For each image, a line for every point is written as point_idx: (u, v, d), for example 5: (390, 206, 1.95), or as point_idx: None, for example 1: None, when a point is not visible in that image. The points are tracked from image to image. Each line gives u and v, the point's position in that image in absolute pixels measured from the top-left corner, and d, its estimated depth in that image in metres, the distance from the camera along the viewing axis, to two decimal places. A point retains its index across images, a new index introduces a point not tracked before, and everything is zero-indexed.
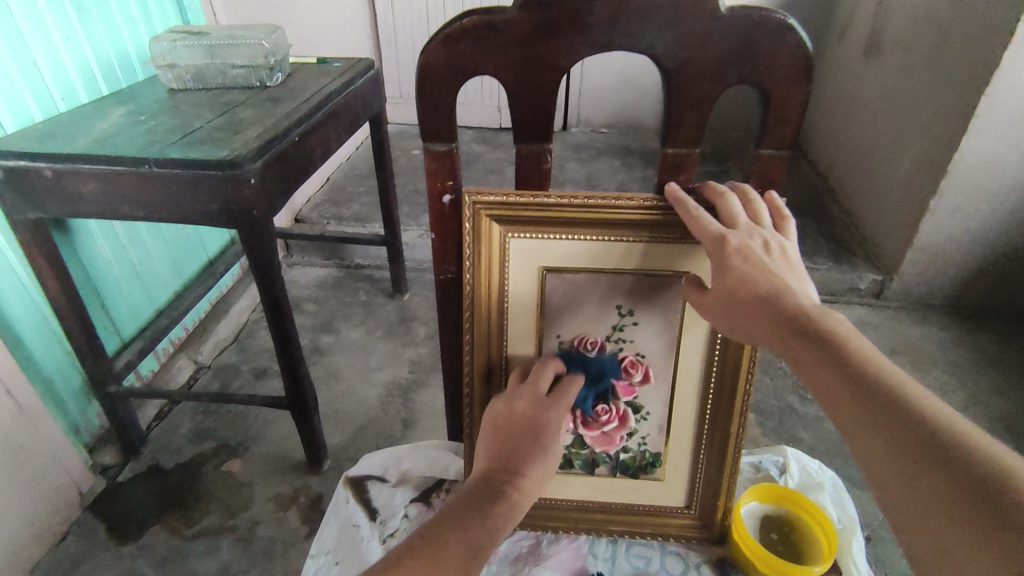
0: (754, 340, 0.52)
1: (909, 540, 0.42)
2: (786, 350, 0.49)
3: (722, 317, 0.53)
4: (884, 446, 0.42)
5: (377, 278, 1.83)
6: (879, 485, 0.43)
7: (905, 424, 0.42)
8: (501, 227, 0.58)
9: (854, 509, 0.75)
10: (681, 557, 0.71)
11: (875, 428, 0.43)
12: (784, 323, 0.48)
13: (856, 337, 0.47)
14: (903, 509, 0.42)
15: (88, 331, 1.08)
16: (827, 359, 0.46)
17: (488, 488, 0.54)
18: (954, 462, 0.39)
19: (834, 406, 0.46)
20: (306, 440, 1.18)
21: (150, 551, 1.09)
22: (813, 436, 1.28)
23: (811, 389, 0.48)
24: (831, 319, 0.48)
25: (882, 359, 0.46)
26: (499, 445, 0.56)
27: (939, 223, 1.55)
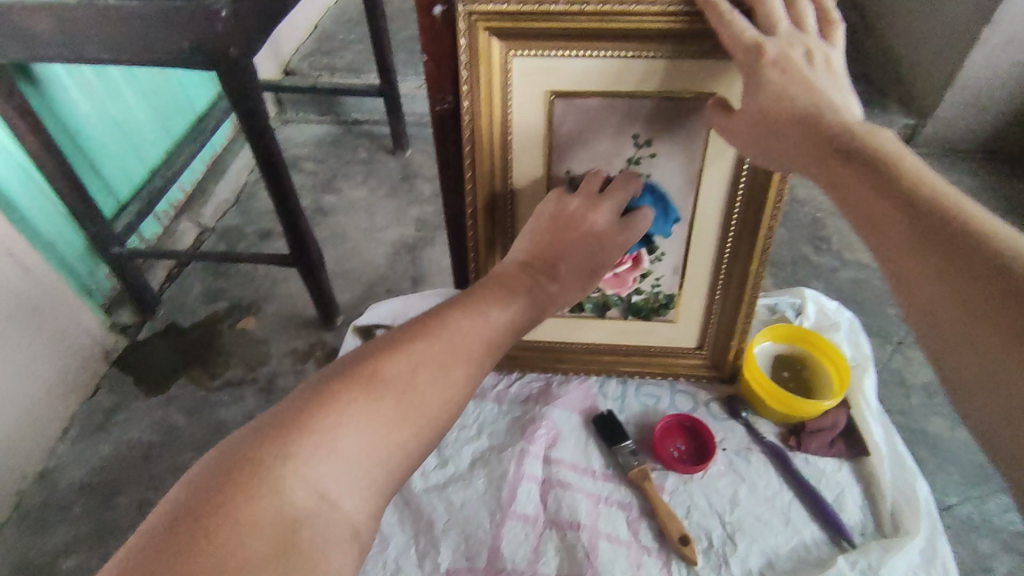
0: (786, 167, 0.47)
1: (948, 364, 0.39)
2: (822, 174, 0.44)
3: (753, 143, 0.48)
4: (923, 265, 0.39)
5: (377, 134, 1.73)
6: (919, 313, 0.40)
7: (953, 240, 0.38)
8: (502, 44, 0.51)
9: (869, 348, 0.75)
10: (691, 395, 0.72)
11: (917, 248, 0.39)
12: (825, 143, 0.43)
13: (905, 153, 0.42)
14: (943, 336, 0.39)
15: (80, 192, 1.04)
16: (868, 177, 0.41)
17: (523, 279, 0.52)
18: (1006, 276, 0.35)
19: (870, 231, 0.42)
20: (317, 298, 1.18)
21: (179, 402, 1.14)
22: (826, 285, 1.27)
23: (848, 217, 0.44)
24: (878, 137, 0.42)
25: (933, 178, 0.41)
26: (544, 237, 0.54)
27: (988, 56, 1.41)
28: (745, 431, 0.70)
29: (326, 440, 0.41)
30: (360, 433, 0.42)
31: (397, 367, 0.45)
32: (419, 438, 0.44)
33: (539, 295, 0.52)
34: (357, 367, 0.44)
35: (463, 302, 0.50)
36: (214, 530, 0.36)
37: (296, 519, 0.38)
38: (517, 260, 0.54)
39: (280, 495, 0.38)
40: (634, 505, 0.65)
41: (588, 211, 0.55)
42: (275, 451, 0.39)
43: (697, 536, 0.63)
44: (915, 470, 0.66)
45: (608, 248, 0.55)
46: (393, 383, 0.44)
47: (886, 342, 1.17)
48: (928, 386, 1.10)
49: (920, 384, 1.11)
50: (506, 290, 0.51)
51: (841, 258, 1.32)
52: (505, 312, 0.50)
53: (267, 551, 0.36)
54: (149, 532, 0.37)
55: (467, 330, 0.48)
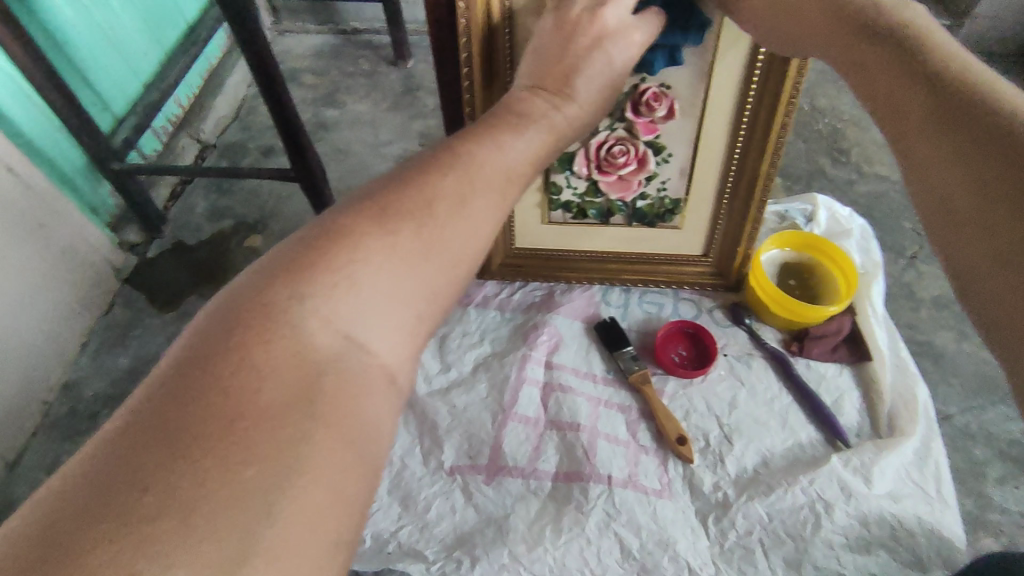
0: (807, 52, 0.45)
1: (953, 246, 0.35)
2: (842, 55, 0.41)
3: (772, 26, 0.45)
4: (937, 140, 0.35)
5: (377, 43, 1.65)
6: (927, 193, 0.37)
7: (968, 108, 0.34)
8: None
9: (879, 255, 0.74)
10: (695, 303, 0.72)
11: (931, 122, 0.36)
12: (843, 15, 0.40)
13: (934, 27, 0.38)
14: (949, 214, 0.35)
15: (73, 104, 1.01)
16: (886, 51, 0.38)
17: (535, 103, 0.46)
18: (1020, 143, 0.32)
19: (885, 115, 0.39)
20: (321, 214, 1.17)
21: (192, 317, 1.16)
22: (842, 199, 1.23)
23: (865, 101, 0.41)
24: (904, 10, 0.39)
25: (962, 52, 0.37)
26: (548, 59, 0.48)
27: None
28: (747, 337, 0.70)
29: (341, 277, 0.38)
30: (376, 273, 0.38)
31: (405, 201, 0.41)
32: (443, 270, 0.41)
33: (555, 118, 0.46)
34: (365, 203, 0.41)
35: (476, 134, 0.45)
36: (228, 372, 0.34)
37: (318, 364, 0.36)
38: (524, 85, 0.48)
39: (296, 332, 0.36)
40: (633, 408, 0.67)
41: (595, 14, 0.47)
42: (287, 293, 0.37)
43: (693, 437, 0.65)
44: (917, 375, 0.67)
45: (620, 54, 0.48)
46: (407, 216, 0.40)
47: (900, 256, 1.15)
48: (940, 300, 1.09)
49: (931, 298, 1.10)
50: (519, 116, 0.46)
51: (859, 170, 1.27)
52: (521, 141, 0.45)
53: (290, 393, 0.34)
54: (162, 376, 0.34)
55: (484, 161, 0.43)
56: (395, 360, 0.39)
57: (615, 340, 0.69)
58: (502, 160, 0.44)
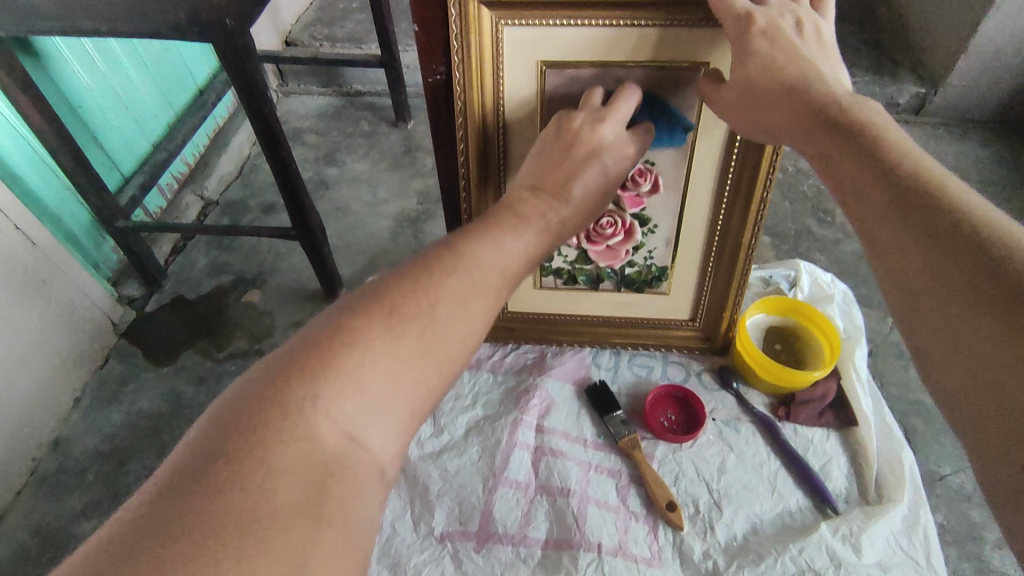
0: (777, 140, 0.48)
1: (925, 339, 0.39)
2: (813, 152, 0.44)
3: (742, 115, 0.48)
4: (905, 241, 0.39)
5: (378, 106, 1.72)
6: (897, 286, 0.40)
7: (930, 214, 0.37)
8: (493, 14, 0.51)
9: (862, 320, 0.75)
10: (683, 366, 0.73)
11: (899, 223, 0.39)
12: (810, 114, 0.43)
13: (893, 129, 0.42)
14: (920, 310, 0.39)
15: (83, 165, 1.05)
16: (854, 152, 0.41)
17: (536, 205, 0.49)
18: (984, 256, 0.35)
19: (856, 207, 0.42)
20: (319, 271, 1.19)
21: (187, 373, 1.17)
22: (829, 259, 1.26)
23: (834, 191, 0.44)
24: (865, 110, 0.43)
25: (921, 153, 0.41)
26: (550, 160, 0.52)
27: (1001, 22, 1.37)
28: (736, 401, 0.71)
29: (351, 380, 0.39)
30: (382, 368, 0.40)
31: (418, 304, 0.42)
32: (439, 369, 0.42)
33: (555, 216, 0.49)
34: (371, 301, 0.41)
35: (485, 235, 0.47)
36: (234, 484, 0.34)
37: (325, 464, 0.37)
38: (526, 185, 0.51)
39: (310, 439, 0.37)
40: (624, 472, 0.67)
41: (593, 125, 0.51)
42: (298, 394, 0.38)
43: (683, 501, 0.65)
44: (902, 441, 0.68)
45: (615, 162, 0.52)
46: (410, 317, 0.42)
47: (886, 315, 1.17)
48: None
49: None
50: (520, 217, 0.49)
51: (844, 231, 1.31)
52: (523, 242, 0.48)
53: (299, 493, 0.35)
54: (166, 485, 0.34)
55: (483, 260, 0.46)
56: (388, 456, 0.41)
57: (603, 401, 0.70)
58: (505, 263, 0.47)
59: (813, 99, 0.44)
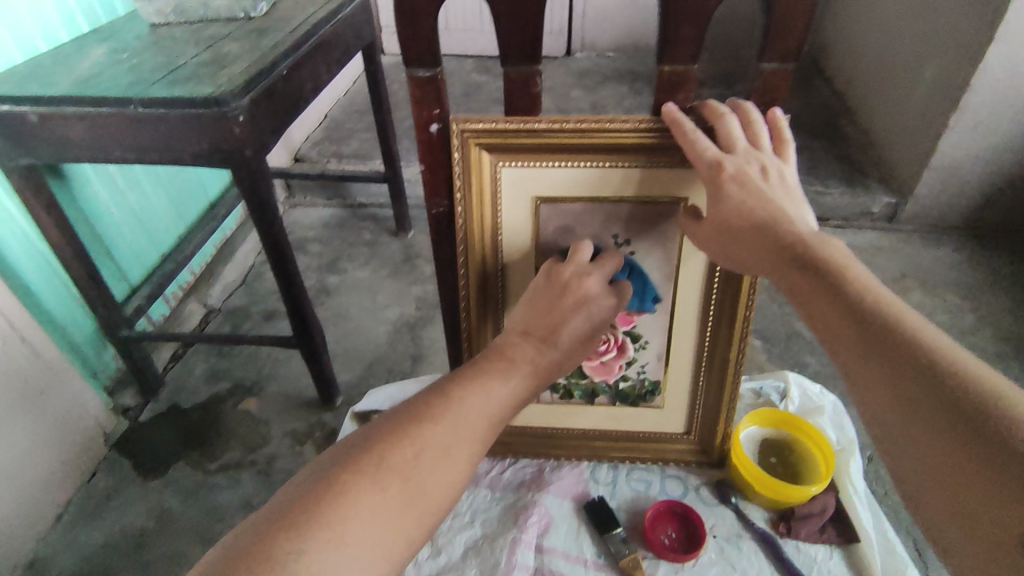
0: (752, 271, 0.52)
1: (900, 463, 0.42)
2: (785, 283, 0.49)
3: (719, 248, 0.53)
4: (878, 375, 0.42)
5: (380, 216, 1.81)
6: (871, 411, 0.44)
7: (899, 351, 0.42)
8: (491, 156, 0.56)
9: (853, 431, 0.76)
10: (681, 480, 0.73)
11: (872, 358, 0.43)
12: (781, 251, 0.48)
13: (854, 266, 0.46)
14: (893, 436, 0.42)
15: (95, 277, 1.09)
16: (824, 289, 0.46)
17: (525, 347, 0.53)
18: (948, 392, 0.39)
19: (830, 338, 0.46)
20: (317, 378, 1.20)
21: (176, 485, 1.14)
22: (820, 362, 1.28)
23: (807, 319, 0.48)
24: (828, 248, 0.47)
25: (881, 288, 0.45)
26: (537, 308, 0.56)
27: (958, 140, 1.49)
28: (736, 517, 0.69)
29: (336, 532, 0.41)
30: (371, 512, 0.42)
31: (400, 454, 0.45)
32: (422, 520, 0.44)
33: (542, 362, 0.53)
34: (361, 456, 0.45)
35: (467, 380, 0.51)
36: None
37: None
38: (517, 330, 0.55)
39: None
40: None
41: (569, 271, 0.56)
42: (286, 547, 0.39)
43: None
44: (906, 559, 0.66)
45: (599, 310, 0.56)
46: (395, 468, 0.45)
47: None
48: None
49: None
50: (508, 361, 0.53)
51: None
52: (507, 387, 0.51)
53: None
54: None
55: (470, 408, 0.49)
56: None
57: (601, 519, 0.69)
58: (484, 409, 0.50)
59: (783, 240, 0.48)
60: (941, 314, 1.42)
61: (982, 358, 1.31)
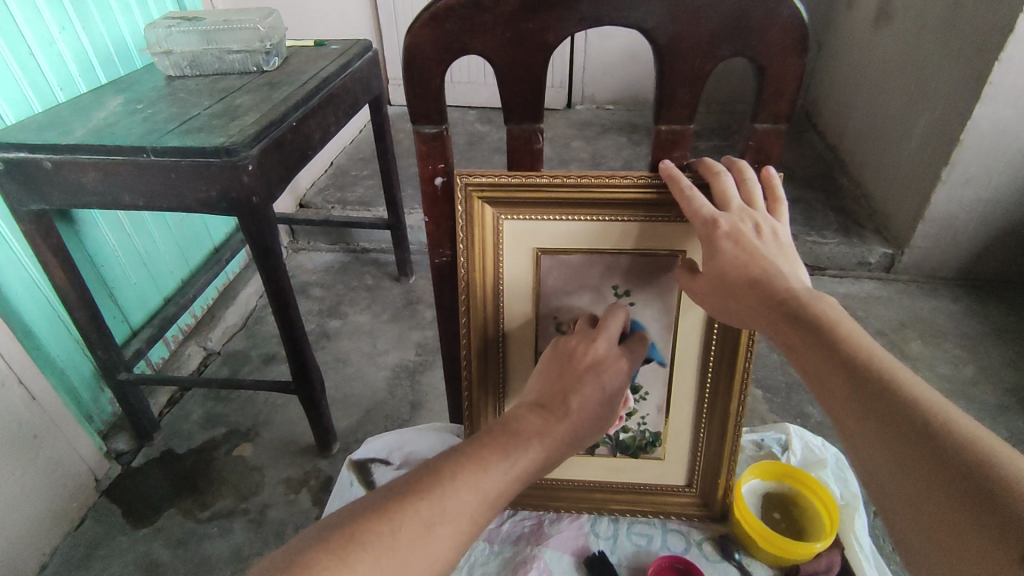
0: (749, 325, 0.53)
1: (900, 522, 0.42)
2: (780, 339, 0.49)
3: (715, 301, 0.54)
4: (874, 432, 0.42)
5: (382, 261, 1.83)
6: (869, 469, 0.44)
7: (893, 409, 0.42)
8: (494, 209, 0.58)
9: (858, 487, 0.75)
10: (683, 535, 0.71)
11: (867, 416, 0.43)
12: (774, 307, 0.48)
13: (847, 322, 0.47)
14: (892, 494, 0.42)
15: (97, 321, 1.09)
16: (818, 346, 0.46)
17: (530, 421, 0.52)
18: (942, 454, 0.39)
19: (826, 394, 0.46)
20: (314, 425, 1.19)
21: (166, 534, 1.11)
22: (822, 412, 1.27)
23: (803, 374, 0.48)
24: (822, 303, 0.48)
25: (874, 345, 0.45)
26: (554, 376, 0.56)
27: (951, 193, 1.52)
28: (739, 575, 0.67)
29: None
30: None
31: (394, 531, 0.44)
32: None
33: (548, 435, 0.51)
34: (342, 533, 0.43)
35: (465, 456, 0.49)
36: None
37: None
38: (528, 401, 0.55)
39: None
40: None
41: (589, 345, 0.57)
42: None
43: None
44: None
45: (610, 377, 0.56)
46: (371, 545, 0.43)
47: None
48: None
49: None
50: (512, 435, 0.51)
51: None
52: (506, 464, 0.49)
53: None
54: None
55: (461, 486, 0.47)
56: None
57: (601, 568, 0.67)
58: (478, 489, 0.47)
59: (776, 296, 0.49)
60: (942, 365, 1.41)
61: (985, 411, 1.29)
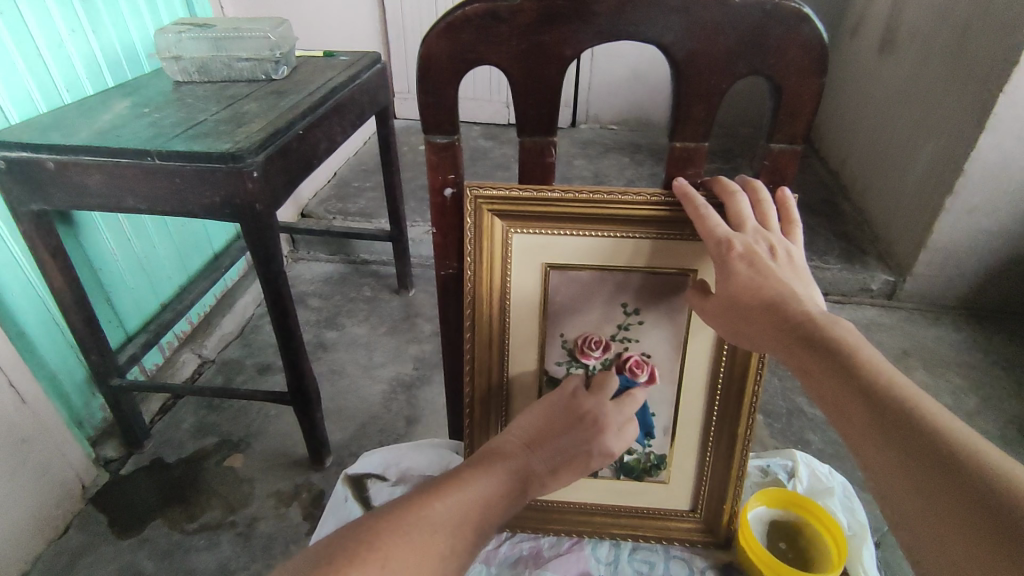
0: (762, 349, 0.52)
1: (920, 556, 0.41)
2: (795, 363, 0.48)
3: (727, 324, 0.53)
4: (894, 459, 0.42)
5: (382, 274, 1.82)
6: (889, 500, 0.43)
7: (913, 436, 0.41)
8: (503, 222, 0.57)
9: (865, 516, 0.73)
10: (686, 562, 0.69)
11: (887, 444, 0.42)
12: (790, 331, 0.48)
13: (865, 347, 0.46)
14: (913, 527, 0.41)
15: (92, 324, 1.08)
16: (835, 371, 0.45)
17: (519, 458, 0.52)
18: (966, 484, 0.38)
19: (844, 421, 0.45)
20: (309, 437, 1.17)
21: (152, 546, 1.08)
22: (822, 439, 1.26)
23: (820, 400, 0.47)
24: (838, 328, 0.47)
25: (893, 371, 0.45)
26: (548, 423, 0.56)
27: (954, 222, 1.52)
28: None
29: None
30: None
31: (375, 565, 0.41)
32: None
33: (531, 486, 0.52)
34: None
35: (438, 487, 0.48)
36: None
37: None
38: (519, 438, 0.55)
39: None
40: None
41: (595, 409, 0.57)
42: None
43: None
44: None
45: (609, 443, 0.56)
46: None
47: None
48: None
49: None
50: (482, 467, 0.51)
51: None
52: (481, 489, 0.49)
53: None
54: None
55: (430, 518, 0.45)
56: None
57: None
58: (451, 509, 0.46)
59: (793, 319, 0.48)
60: (944, 394, 1.40)
61: None
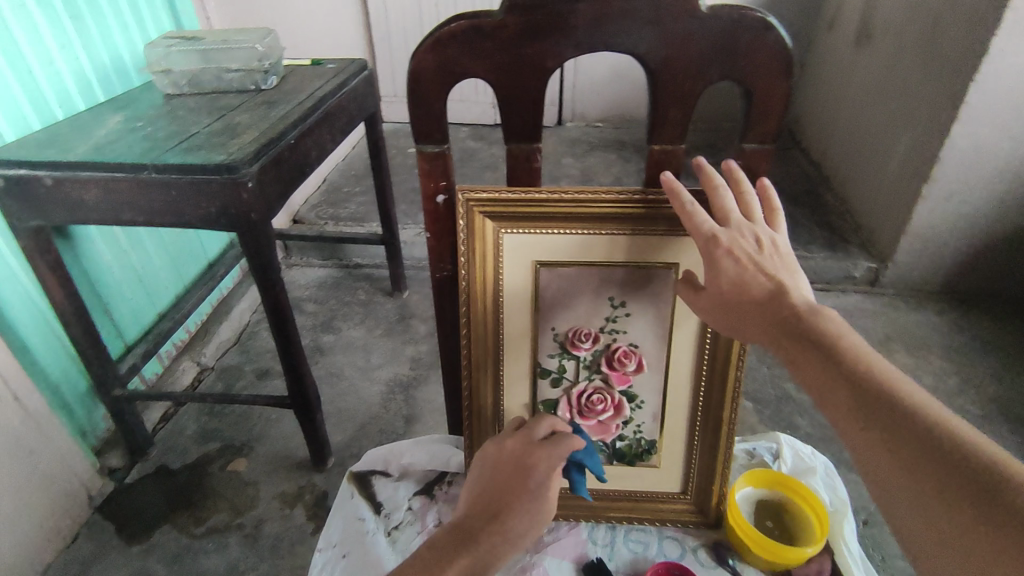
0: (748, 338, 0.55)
1: (905, 524, 0.45)
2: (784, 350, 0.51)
3: (717, 314, 0.55)
4: (879, 437, 0.45)
5: (375, 277, 1.84)
6: (874, 474, 0.46)
7: (896, 414, 0.44)
8: (494, 223, 0.60)
9: (846, 493, 0.77)
10: (678, 541, 0.72)
11: (870, 422, 0.45)
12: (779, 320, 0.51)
13: (848, 334, 0.49)
14: (897, 499, 0.45)
15: (93, 335, 1.09)
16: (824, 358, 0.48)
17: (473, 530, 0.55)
18: (948, 453, 0.42)
19: (830, 404, 0.48)
20: (310, 439, 1.19)
21: (160, 550, 1.10)
22: (810, 422, 1.30)
23: (806, 386, 0.51)
24: (823, 318, 0.50)
25: (874, 355, 0.48)
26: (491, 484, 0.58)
27: (932, 208, 1.56)
28: None
29: None
30: None
31: None
32: None
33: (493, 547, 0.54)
34: None
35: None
36: None
37: None
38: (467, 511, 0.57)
39: None
40: None
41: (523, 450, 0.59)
42: None
43: None
44: None
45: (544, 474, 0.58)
46: None
47: None
48: None
49: None
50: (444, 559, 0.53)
51: None
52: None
53: None
54: None
55: None
56: None
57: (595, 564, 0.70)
58: None
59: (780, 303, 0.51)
60: (926, 375, 1.44)
61: (968, 421, 1.32)
